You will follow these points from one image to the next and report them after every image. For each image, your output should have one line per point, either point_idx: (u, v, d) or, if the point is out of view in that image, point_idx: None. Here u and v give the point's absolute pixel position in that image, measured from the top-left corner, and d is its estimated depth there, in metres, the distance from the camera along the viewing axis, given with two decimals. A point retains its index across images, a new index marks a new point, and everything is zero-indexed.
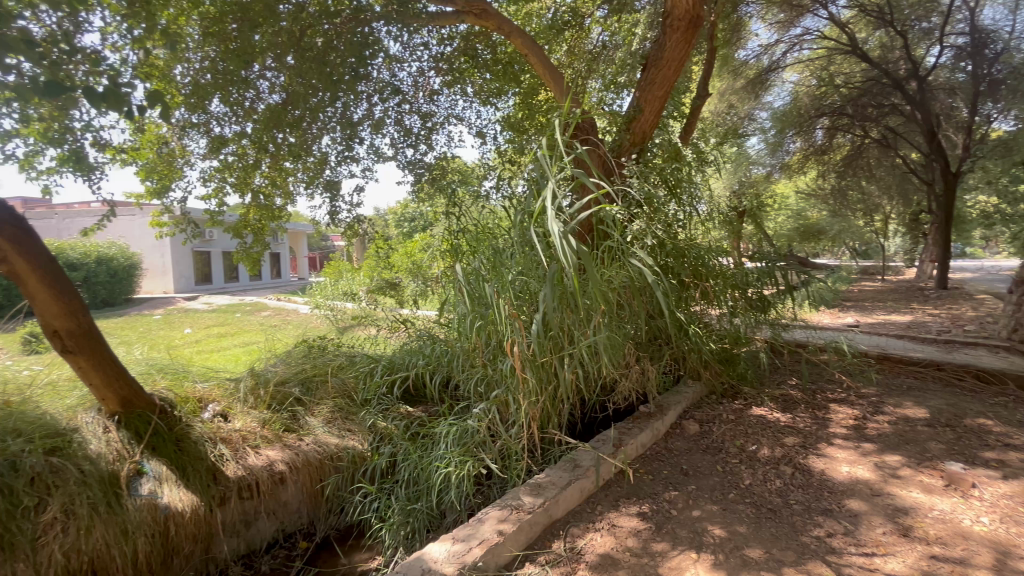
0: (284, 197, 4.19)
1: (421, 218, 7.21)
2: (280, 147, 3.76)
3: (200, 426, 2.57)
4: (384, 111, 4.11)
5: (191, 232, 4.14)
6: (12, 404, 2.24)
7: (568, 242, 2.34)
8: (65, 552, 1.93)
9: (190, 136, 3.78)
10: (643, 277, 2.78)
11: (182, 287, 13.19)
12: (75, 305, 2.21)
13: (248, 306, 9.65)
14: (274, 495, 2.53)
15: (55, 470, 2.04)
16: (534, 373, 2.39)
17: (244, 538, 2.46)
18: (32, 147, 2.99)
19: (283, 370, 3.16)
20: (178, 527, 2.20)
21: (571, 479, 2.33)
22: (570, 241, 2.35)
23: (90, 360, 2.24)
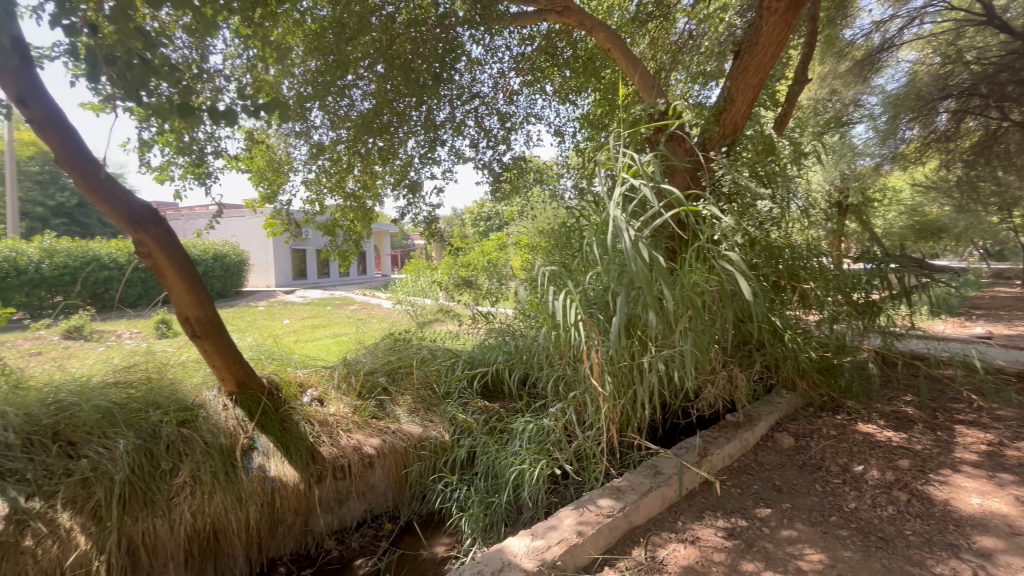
0: (373, 198, 4.45)
1: (497, 218, 7.36)
2: (370, 151, 4.00)
3: (301, 408, 2.81)
4: (464, 113, 4.22)
5: (293, 232, 4.51)
6: (153, 380, 2.61)
7: (640, 250, 2.25)
8: (193, 513, 2.18)
9: (293, 144, 4.15)
10: (732, 278, 2.59)
11: (282, 282, 14.56)
12: (204, 295, 2.50)
13: (339, 301, 10.42)
14: (364, 478, 2.69)
15: (185, 439, 2.33)
16: (611, 378, 2.33)
17: (337, 515, 2.65)
18: (167, 158, 3.43)
19: (371, 360, 3.37)
20: (282, 499, 2.41)
21: (653, 486, 2.25)
22: (643, 249, 2.26)
23: (213, 346, 2.52)
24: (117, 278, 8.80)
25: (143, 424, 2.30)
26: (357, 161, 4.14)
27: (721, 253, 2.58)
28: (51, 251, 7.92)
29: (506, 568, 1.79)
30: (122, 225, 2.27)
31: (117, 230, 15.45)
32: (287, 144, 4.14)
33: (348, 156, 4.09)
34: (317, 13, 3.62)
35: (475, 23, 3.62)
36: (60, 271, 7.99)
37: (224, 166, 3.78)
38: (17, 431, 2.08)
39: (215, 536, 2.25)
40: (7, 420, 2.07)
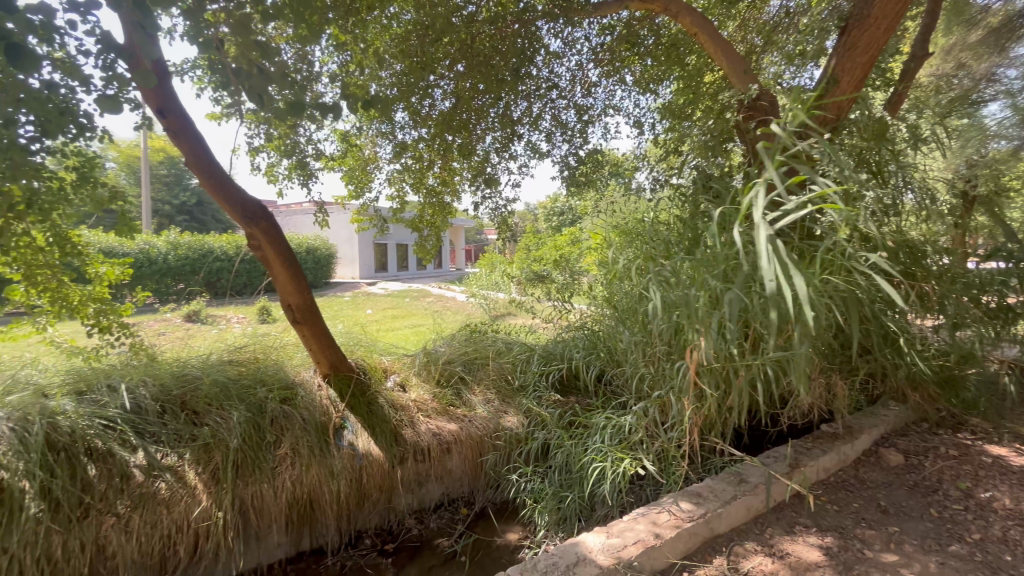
0: (452, 194, 4.59)
1: (570, 213, 7.30)
2: (448, 147, 4.10)
3: (386, 393, 2.99)
4: (541, 107, 4.21)
5: (379, 227, 4.76)
6: (261, 360, 2.90)
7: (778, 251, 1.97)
8: (293, 482, 2.39)
9: (379, 143, 4.38)
10: (856, 276, 2.32)
11: (366, 275, 15.52)
12: (304, 284, 2.72)
13: (416, 293, 10.91)
14: (442, 462, 2.81)
15: (286, 416, 2.56)
16: (709, 380, 2.22)
17: (417, 496, 2.78)
18: (273, 160, 3.77)
19: (450, 350, 3.49)
20: (369, 476, 2.58)
21: (737, 494, 2.13)
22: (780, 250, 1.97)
23: (312, 331, 2.74)
24: (227, 268, 9.86)
25: (252, 399, 2.56)
26: (437, 159, 4.28)
27: (845, 249, 2.30)
28: (176, 244, 9.08)
29: (581, 563, 1.78)
30: (238, 221, 2.53)
31: (228, 226, 17.28)
32: (373, 144, 4.37)
33: (428, 154, 4.24)
34: (404, 17, 3.79)
35: (554, 16, 3.63)
36: (182, 262, 9.10)
37: (320, 165, 4.09)
38: (154, 400, 2.40)
39: (311, 504, 2.45)
40: (147, 390, 2.40)
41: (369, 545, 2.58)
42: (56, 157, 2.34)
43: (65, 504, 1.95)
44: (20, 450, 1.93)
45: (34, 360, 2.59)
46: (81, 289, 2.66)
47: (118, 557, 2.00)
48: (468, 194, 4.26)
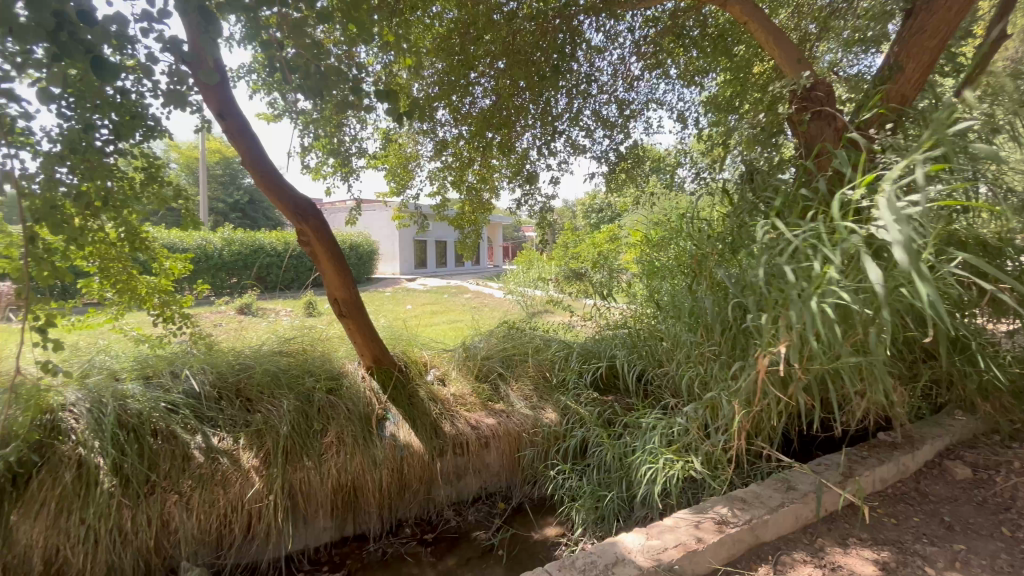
0: (491, 191, 4.62)
1: (609, 210, 7.20)
2: (487, 144, 4.11)
3: (426, 386, 3.06)
4: (582, 103, 4.16)
5: (419, 224, 4.85)
6: (308, 352, 3.02)
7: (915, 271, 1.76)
8: (338, 469, 2.48)
9: (421, 141, 4.46)
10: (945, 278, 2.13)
11: (405, 271, 15.88)
12: (350, 279, 2.81)
13: (454, 289, 11.08)
14: (480, 456, 2.85)
15: (332, 405, 2.66)
16: (775, 385, 2.09)
17: (456, 488, 2.83)
18: (320, 159, 3.92)
19: (489, 346, 3.52)
20: (410, 467, 2.64)
21: (784, 501, 2.05)
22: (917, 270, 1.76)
23: (356, 324, 2.82)
24: (277, 263, 10.31)
25: (300, 389, 2.68)
26: (477, 156, 4.31)
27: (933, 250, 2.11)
28: (230, 241, 9.58)
29: (620, 563, 1.76)
30: (289, 217, 2.63)
31: (277, 223, 18.06)
32: (415, 142, 4.46)
33: (468, 151, 4.28)
34: (445, 16, 3.82)
35: (597, 9, 3.58)
36: (236, 257, 9.58)
37: (364, 164, 4.21)
38: (212, 386, 2.55)
39: (355, 492, 2.54)
40: (206, 378, 2.55)
41: (409, 534, 2.64)
42: (127, 158, 2.52)
43: (134, 480, 2.09)
44: (96, 429, 2.09)
45: (107, 346, 2.80)
46: (146, 281, 2.83)
47: (179, 532, 2.13)
48: (507, 191, 4.28)
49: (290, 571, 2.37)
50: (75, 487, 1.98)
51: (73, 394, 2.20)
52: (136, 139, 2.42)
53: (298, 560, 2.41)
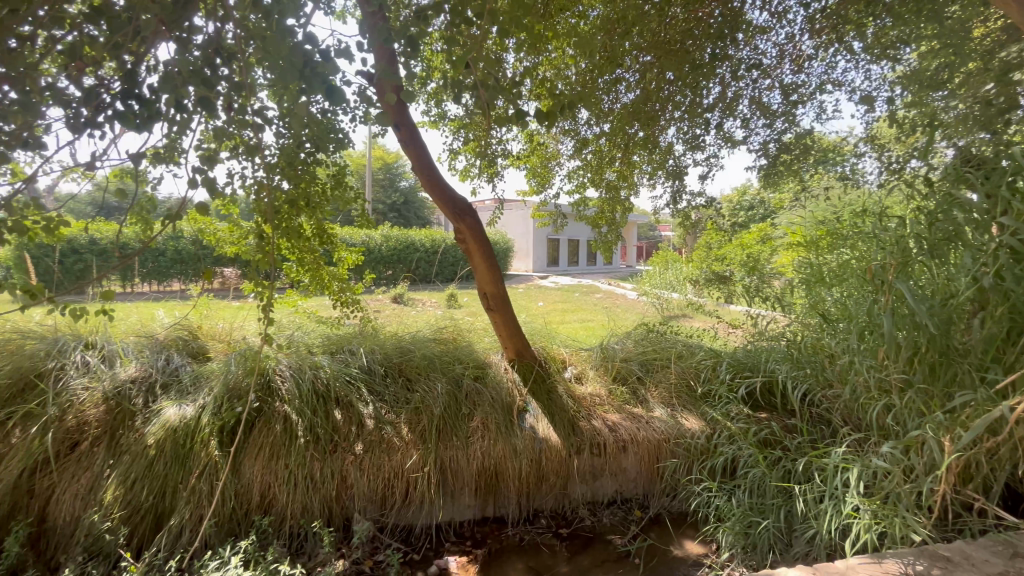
0: (629, 188, 4.48)
1: (761, 207, 6.52)
2: (630, 141, 3.98)
3: (564, 383, 3.11)
4: (739, 91, 3.79)
5: (557, 222, 4.92)
6: (458, 341, 3.28)
7: None
8: (483, 452, 2.64)
9: (562, 141, 4.50)
10: None
11: (537, 268, 16.35)
12: (498, 274, 2.97)
13: (584, 288, 11.11)
14: (617, 460, 2.80)
15: (478, 392, 2.85)
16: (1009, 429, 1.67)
17: (592, 489, 2.81)
18: (469, 161, 4.20)
19: (628, 348, 3.45)
20: (548, 460, 2.70)
21: (1012, 571, 1.65)
22: None
23: (502, 318, 2.97)
24: (424, 258, 11.37)
25: (451, 374, 2.92)
26: (618, 153, 4.19)
27: None
28: (387, 237, 10.84)
29: None
30: (448, 216, 2.87)
31: (424, 223, 19.91)
32: (557, 141, 4.52)
33: (609, 149, 4.20)
34: (591, 14, 3.78)
35: None
36: (391, 252, 10.83)
37: (507, 164, 4.40)
38: (381, 365, 2.91)
39: (497, 476, 2.68)
40: (375, 357, 2.92)
41: (545, 525, 2.70)
42: (322, 166, 2.98)
43: (322, 438, 2.48)
44: (297, 391, 2.53)
45: (300, 324, 3.35)
46: (330, 270, 3.27)
47: (354, 488, 2.47)
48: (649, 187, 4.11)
49: (439, 539, 2.58)
50: (282, 437, 2.42)
51: (282, 361, 2.70)
52: (330, 150, 2.91)
53: (446, 530, 2.62)
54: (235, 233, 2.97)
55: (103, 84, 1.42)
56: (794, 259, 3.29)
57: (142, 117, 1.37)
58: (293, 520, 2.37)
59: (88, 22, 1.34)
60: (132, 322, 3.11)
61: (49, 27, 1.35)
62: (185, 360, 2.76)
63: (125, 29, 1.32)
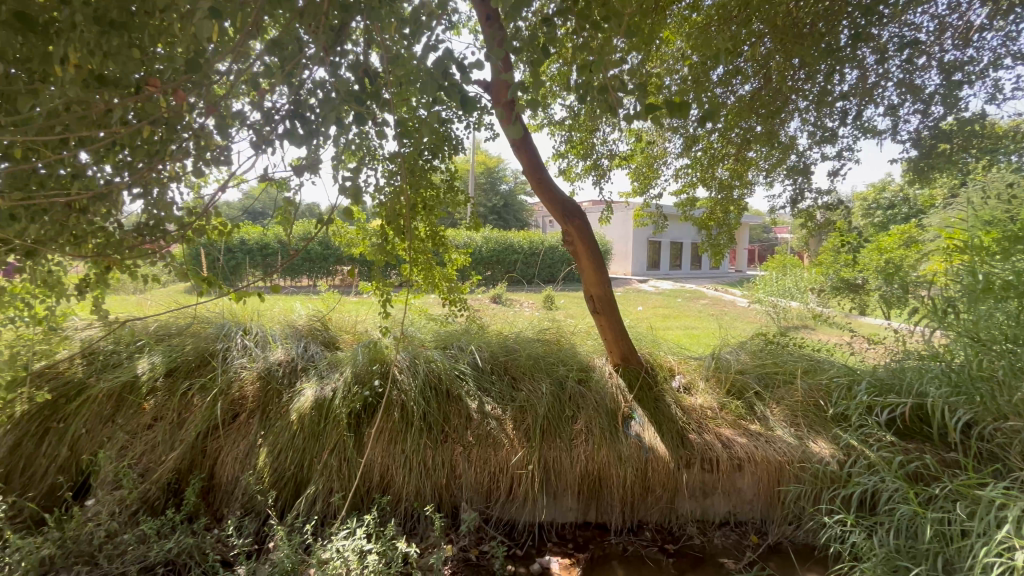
0: (743, 186, 4.11)
1: (906, 204, 5.67)
2: (747, 135, 3.67)
3: (672, 392, 2.97)
4: (885, 74, 3.32)
5: (662, 224, 4.70)
6: (562, 342, 3.28)
7: None
8: (587, 456, 2.62)
9: (670, 138, 4.30)
10: None
11: (635, 271, 15.85)
12: (605, 277, 2.93)
13: (688, 293, 10.54)
14: (731, 479, 2.61)
15: (581, 395, 2.83)
16: None
17: (702, 506, 2.66)
18: (572, 163, 4.18)
19: (743, 360, 3.21)
20: (654, 471, 2.60)
21: None
22: None
23: (608, 322, 2.93)
24: (522, 260, 11.57)
25: (555, 375, 2.93)
26: (731, 149, 3.91)
27: None
28: (488, 239, 11.23)
29: None
30: (556, 218, 2.88)
31: (523, 225, 20.27)
32: (664, 139, 4.33)
33: (722, 145, 3.93)
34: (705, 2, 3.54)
35: None
36: (491, 253, 11.19)
37: (611, 165, 4.32)
38: (488, 362, 3.01)
39: (600, 482, 2.64)
40: (483, 354, 3.03)
41: (649, 538, 2.61)
42: (437, 172, 3.17)
43: (434, 428, 2.63)
44: (413, 382, 2.72)
45: (412, 319, 3.59)
46: (440, 271, 3.32)
47: (462, 477, 2.58)
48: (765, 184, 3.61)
49: (541, 537, 2.61)
50: (399, 423, 2.61)
51: (400, 353, 2.91)
52: (444, 156, 3.08)
53: (548, 530, 2.63)
54: (360, 236, 3.26)
55: (274, 106, 1.65)
56: (953, 265, 2.81)
57: (304, 134, 1.56)
58: (408, 502, 2.54)
59: (263, 57, 1.58)
60: (276, 311, 3.56)
61: (236, 62, 1.60)
62: (319, 347, 3.10)
63: (294, 58, 1.52)
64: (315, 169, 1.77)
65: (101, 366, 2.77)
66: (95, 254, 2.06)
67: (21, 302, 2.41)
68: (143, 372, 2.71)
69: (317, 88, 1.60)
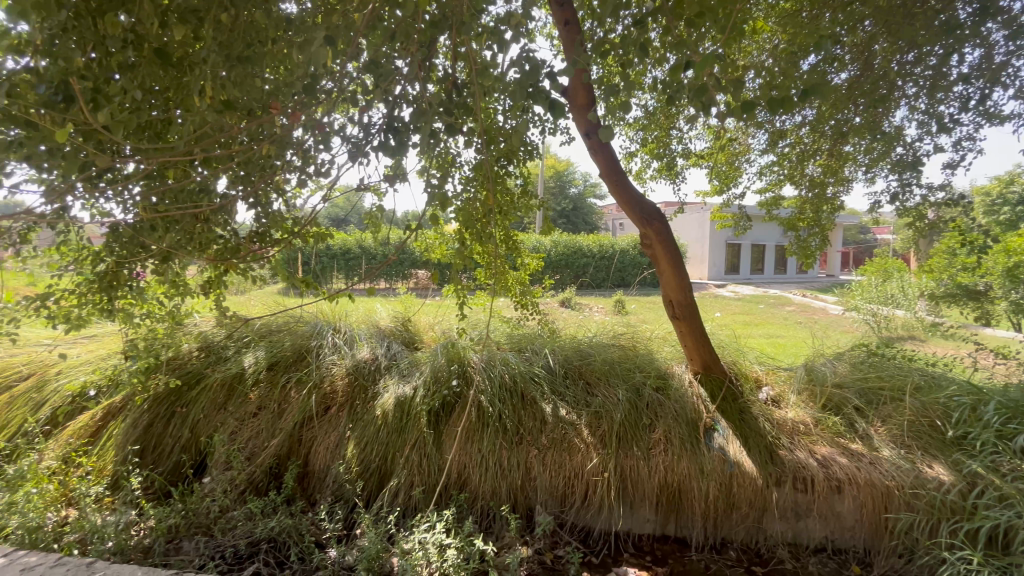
0: (837, 183, 3.80)
1: None
2: (843, 127, 3.37)
3: (759, 404, 2.79)
4: (1015, 49, 2.90)
5: (743, 226, 4.41)
6: (638, 348, 3.20)
7: None
8: (666, 467, 2.54)
9: (753, 134, 4.07)
10: None
11: (712, 276, 15.08)
12: (686, 282, 2.82)
13: (772, 299, 9.85)
14: (828, 502, 2.42)
15: (660, 403, 2.74)
16: None
17: (794, 528, 2.48)
18: (647, 163, 4.08)
19: (841, 372, 2.94)
20: (740, 487, 2.47)
21: None
22: None
23: (689, 328, 2.81)
24: (592, 264, 11.43)
25: (631, 381, 2.86)
26: (825, 143, 3.61)
27: None
28: (557, 242, 11.22)
29: None
30: (634, 221, 2.82)
31: (592, 229, 20.01)
32: (747, 135, 4.10)
33: (813, 139, 3.64)
34: None
35: None
36: (561, 257, 11.16)
37: (688, 164, 4.16)
38: (562, 366, 2.99)
39: (680, 494, 2.54)
40: (557, 358, 3.02)
41: (735, 558, 2.47)
42: (511, 177, 3.22)
43: (510, 430, 2.66)
44: (489, 383, 2.78)
45: (486, 321, 3.68)
46: (513, 277, 3.25)
47: (537, 480, 2.59)
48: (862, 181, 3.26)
49: (617, 547, 2.55)
50: (476, 423, 2.67)
51: (476, 355, 2.99)
52: (519, 161, 3.13)
53: (624, 540, 2.57)
54: (437, 241, 3.38)
55: (370, 122, 1.78)
56: None
57: (396, 145, 1.66)
58: (484, 500, 2.59)
59: (361, 76, 1.70)
60: (360, 311, 3.80)
61: (336, 83, 1.74)
62: (400, 347, 3.26)
63: (389, 77, 1.63)
64: (405, 178, 1.87)
65: (216, 358, 3.11)
66: (217, 259, 2.33)
67: (155, 301, 2.76)
68: (250, 365, 3.00)
69: (408, 103, 1.70)
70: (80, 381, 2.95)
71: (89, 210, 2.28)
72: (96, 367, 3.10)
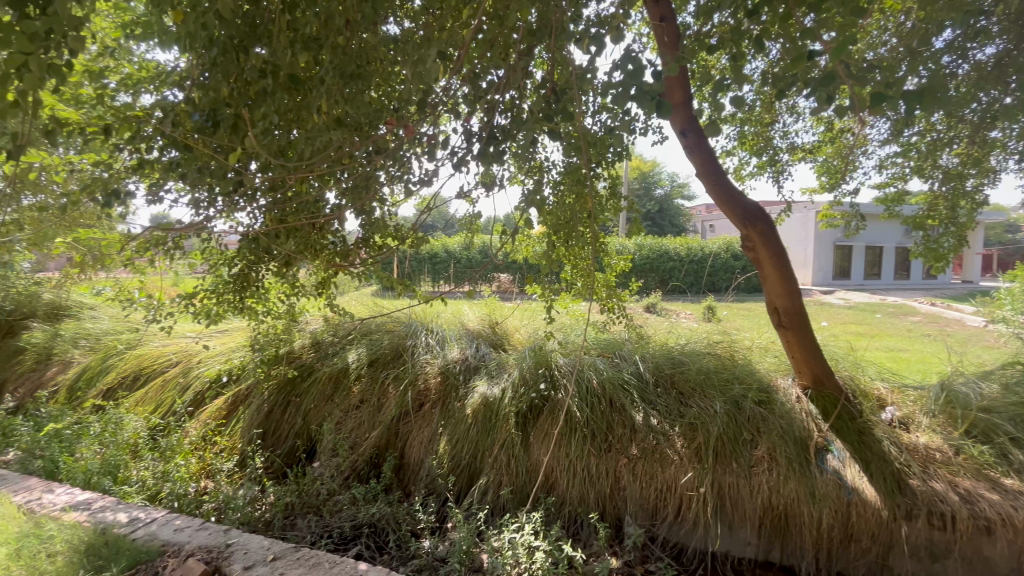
0: (980, 175, 3.29)
1: None
2: (987, 112, 2.91)
3: (884, 425, 2.49)
4: None
5: (856, 225, 3.94)
6: (737, 358, 2.98)
7: None
8: (770, 487, 2.35)
9: (872, 123, 3.64)
10: None
11: (816, 281, 13.73)
12: (794, 289, 2.60)
13: (892, 308, 8.74)
14: (974, 543, 2.13)
15: (763, 417, 2.52)
16: None
17: (927, 569, 2.20)
18: (746, 160, 3.81)
19: (989, 394, 2.54)
20: (859, 516, 2.23)
21: None
22: None
23: (798, 339, 2.58)
24: (680, 268, 10.92)
25: (730, 393, 2.65)
26: (963, 131, 3.14)
27: None
28: (641, 246, 10.88)
29: None
30: (735, 223, 2.65)
31: (678, 232, 19.13)
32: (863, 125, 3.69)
33: (948, 126, 3.18)
34: None
35: None
36: (646, 261, 10.79)
37: (793, 160, 3.83)
38: (652, 373, 2.86)
39: (787, 518, 2.35)
40: (647, 364, 2.90)
41: None
42: (599, 179, 3.17)
43: (598, 436, 2.61)
44: (576, 388, 2.75)
45: (571, 324, 3.66)
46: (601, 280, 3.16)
47: (627, 489, 2.53)
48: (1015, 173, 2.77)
49: (714, 568, 2.41)
50: (563, 428, 2.65)
51: (563, 359, 2.97)
52: (607, 162, 3.07)
53: (722, 561, 2.42)
54: (524, 244, 3.42)
55: (469, 133, 1.85)
56: None
57: (493, 155, 1.72)
58: (572, 506, 2.57)
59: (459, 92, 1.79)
60: (449, 312, 3.96)
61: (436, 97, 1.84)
62: (488, 348, 3.35)
63: (487, 92, 1.69)
64: (501, 186, 1.93)
65: (324, 354, 3.40)
66: (330, 263, 2.56)
67: (276, 301, 3.09)
68: (353, 361, 3.25)
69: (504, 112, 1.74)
70: (215, 369, 3.39)
71: (226, 220, 2.61)
72: (228, 357, 3.53)
